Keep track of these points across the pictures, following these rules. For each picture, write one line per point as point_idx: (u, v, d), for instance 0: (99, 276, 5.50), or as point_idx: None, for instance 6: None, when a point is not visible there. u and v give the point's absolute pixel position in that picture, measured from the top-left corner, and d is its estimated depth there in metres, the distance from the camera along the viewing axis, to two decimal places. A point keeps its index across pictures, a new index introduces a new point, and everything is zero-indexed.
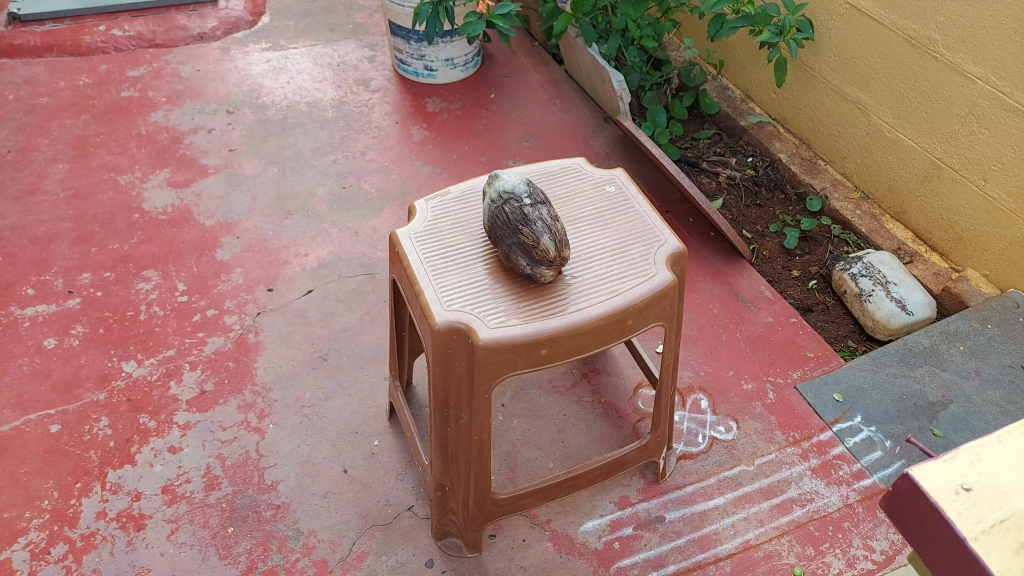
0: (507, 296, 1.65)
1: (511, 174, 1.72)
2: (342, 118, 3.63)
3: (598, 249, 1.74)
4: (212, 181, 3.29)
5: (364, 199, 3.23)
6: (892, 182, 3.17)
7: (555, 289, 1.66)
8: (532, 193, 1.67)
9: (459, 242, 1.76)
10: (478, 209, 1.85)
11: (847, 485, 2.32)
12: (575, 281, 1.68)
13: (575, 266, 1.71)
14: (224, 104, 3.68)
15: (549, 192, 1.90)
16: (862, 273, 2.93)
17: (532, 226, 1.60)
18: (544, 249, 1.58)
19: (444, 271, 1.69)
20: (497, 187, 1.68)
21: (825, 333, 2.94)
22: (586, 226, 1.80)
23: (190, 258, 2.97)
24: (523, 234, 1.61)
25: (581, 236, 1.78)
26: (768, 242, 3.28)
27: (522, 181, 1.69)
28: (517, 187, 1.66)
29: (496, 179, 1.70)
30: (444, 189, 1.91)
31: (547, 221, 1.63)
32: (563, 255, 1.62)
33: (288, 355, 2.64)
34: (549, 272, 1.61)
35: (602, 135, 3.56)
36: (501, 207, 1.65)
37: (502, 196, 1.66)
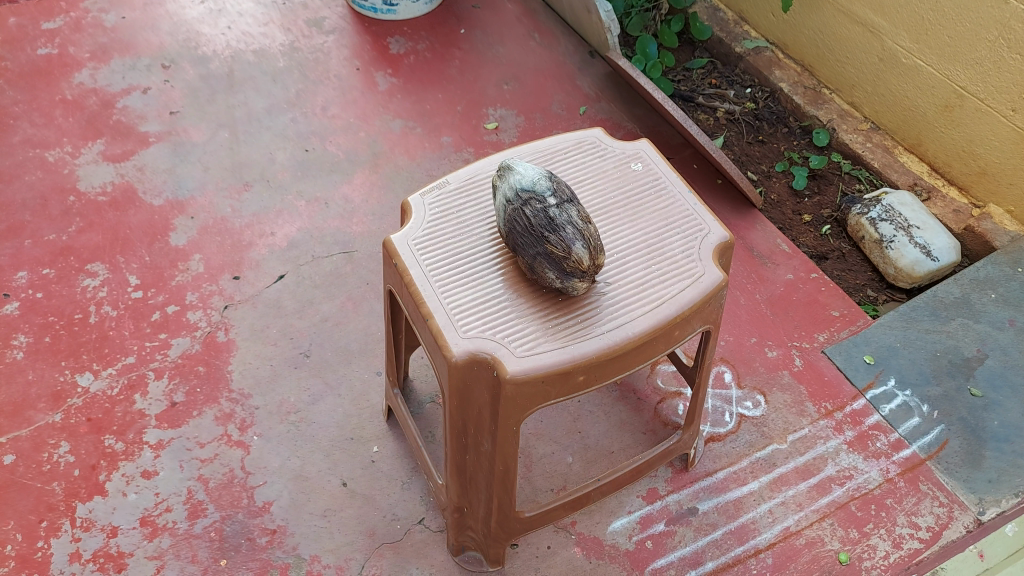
0: (533, 311, 1.40)
1: (527, 164, 1.43)
2: (295, 68, 3.22)
3: (632, 248, 1.50)
4: (156, 152, 2.90)
5: (331, 162, 2.89)
6: (909, 112, 2.93)
7: (587, 302, 1.42)
8: (556, 189, 1.39)
9: (468, 247, 1.49)
10: (485, 202, 1.57)
11: (887, 458, 2.18)
12: (609, 290, 1.44)
13: (607, 269, 1.47)
14: (159, 58, 3.23)
15: (567, 175, 1.63)
16: (881, 217, 2.72)
17: (561, 233, 1.34)
18: (578, 259, 1.32)
19: (457, 284, 1.43)
20: (513, 184, 1.39)
21: (842, 282, 2.75)
22: (615, 214, 1.55)
23: (140, 245, 2.63)
24: (550, 241, 1.34)
25: (610, 230, 1.53)
26: (775, 183, 3.03)
27: (543, 174, 1.41)
28: (538, 184, 1.38)
29: (510, 172, 1.41)
30: (441, 179, 1.62)
31: (577, 224, 1.36)
32: (598, 262, 1.36)
33: (265, 355, 2.36)
34: (583, 284, 1.36)
35: (589, 73, 3.23)
36: (521, 210, 1.37)
37: (520, 196, 1.38)
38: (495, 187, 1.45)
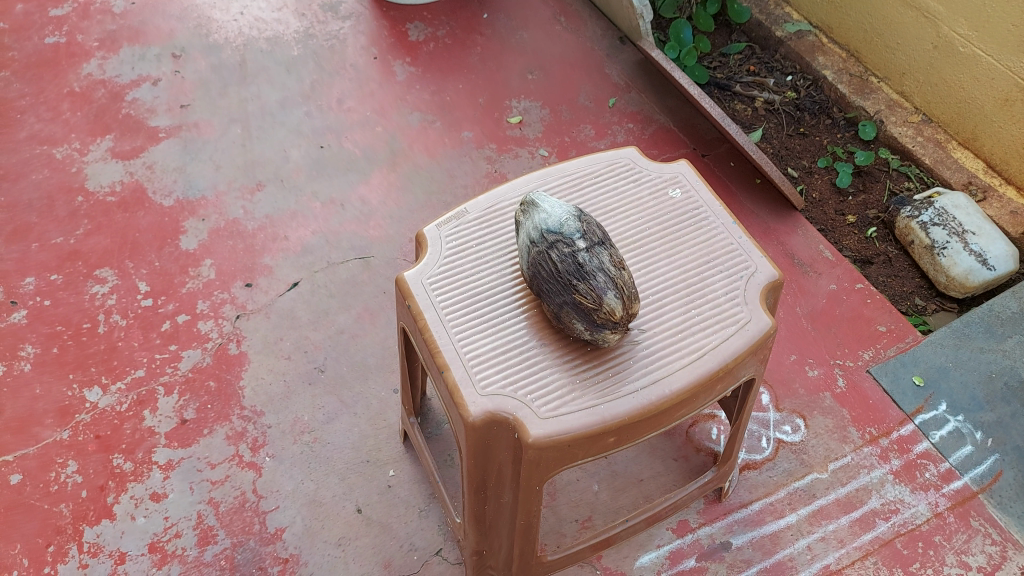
0: (559, 363, 1.28)
1: (553, 199, 1.30)
2: (310, 58, 3.08)
3: (670, 289, 1.36)
4: (166, 149, 2.79)
5: (348, 160, 2.77)
6: (964, 105, 2.72)
7: (620, 354, 1.29)
8: (586, 230, 1.26)
9: (488, 287, 1.37)
10: (506, 234, 1.44)
11: (936, 490, 2.03)
12: (646, 339, 1.31)
13: (641, 313, 1.33)
14: (169, 47, 3.10)
15: (598, 202, 1.49)
16: (933, 221, 2.53)
17: (591, 281, 1.21)
18: (609, 310, 1.20)
19: (475, 332, 1.31)
20: (537, 223, 1.26)
21: (888, 290, 2.58)
22: (650, 249, 1.42)
23: (150, 249, 2.53)
24: (579, 289, 1.21)
25: (646, 268, 1.39)
26: (817, 180, 2.83)
27: (571, 211, 1.27)
28: (565, 224, 1.25)
29: (534, 209, 1.28)
30: (459, 207, 1.50)
31: (609, 271, 1.23)
32: (631, 311, 1.23)
33: (277, 369, 2.26)
34: (615, 336, 1.23)
35: (619, 61, 3.05)
36: (546, 254, 1.24)
37: (546, 237, 1.25)
38: (517, 223, 1.32)
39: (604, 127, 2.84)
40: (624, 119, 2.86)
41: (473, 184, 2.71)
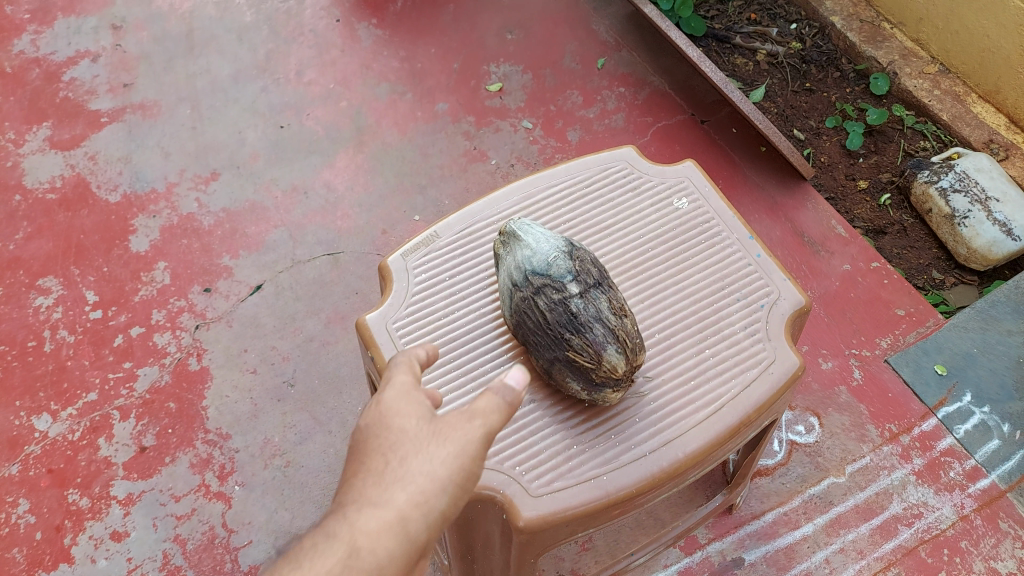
0: (557, 426, 1.21)
1: (540, 231, 1.26)
2: (264, 23, 2.78)
3: (677, 332, 1.30)
4: (109, 136, 2.52)
5: (310, 141, 2.52)
6: (988, 54, 2.48)
7: (625, 413, 1.21)
8: (576, 271, 1.22)
9: (458, 328, 1.34)
10: (478, 263, 1.42)
11: (962, 490, 1.86)
12: (657, 394, 1.23)
13: (650, 360, 1.26)
14: (107, 17, 2.79)
15: (595, 219, 1.47)
16: (954, 188, 2.32)
17: (587, 334, 1.18)
18: (610, 366, 1.16)
19: (454, 385, 1.26)
20: (523, 262, 1.23)
21: (902, 263, 2.38)
22: (650, 283, 1.36)
23: (96, 253, 2.30)
24: (576, 346, 1.17)
25: (651, 306, 1.33)
26: (825, 142, 2.60)
27: (560, 248, 1.24)
28: (555, 265, 1.22)
29: (521, 245, 1.24)
30: (427, 234, 1.46)
31: (605, 320, 1.19)
32: (632, 365, 1.19)
33: (243, 386, 2.08)
34: (616, 393, 1.18)
35: (606, 14, 2.77)
36: (534, 298, 1.21)
37: (533, 280, 1.22)
38: (497, 256, 1.29)
39: (592, 93, 2.59)
40: (614, 83, 2.61)
41: (450, 164, 2.46)
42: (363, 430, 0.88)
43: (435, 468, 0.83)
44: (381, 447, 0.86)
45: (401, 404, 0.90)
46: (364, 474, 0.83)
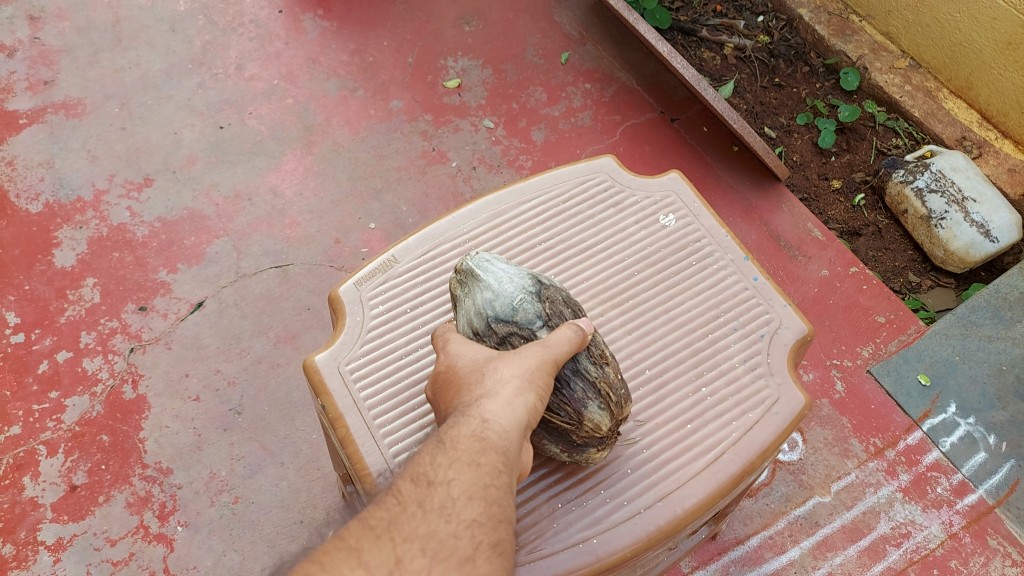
0: (544, 487, 1.23)
1: (502, 270, 1.25)
2: (199, 12, 2.56)
3: (672, 376, 1.34)
4: (29, 138, 2.29)
5: (253, 142, 2.32)
6: (960, 48, 2.41)
7: (613, 471, 1.24)
8: (544, 314, 1.22)
9: (413, 369, 1.34)
10: (436, 294, 1.43)
11: (949, 506, 1.80)
12: (651, 445, 1.27)
13: (644, 406, 1.31)
14: (23, 5, 2.54)
15: (578, 240, 1.51)
16: (930, 188, 2.25)
17: (568, 391, 1.17)
18: (593, 425, 1.17)
19: (409, 431, 1.26)
20: (484, 307, 1.22)
21: (878, 266, 2.32)
22: (642, 318, 1.41)
23: (16, 269, 2.07)
24: (554, 405, 1.17)
25: (645, 349, 1.37)
26: (797, 140, 2.52)
27: (525, 290, 1.23)
28: (521, 311, 1.21)
29: (484, 288, 1.23)
30: (383, 263, 1.46)
31: (586, 373, 1.18)
32: (615, 421, 1.20)
33: (186, 415, 1.90)
34: (600, 452, 1.21)
35: (569, 5, 2.63)
36: (499, 345, 1.21)
37: (497, 327, 1.21)
38: (457, 293, 1.28)
39: (556, 89, 2.45)
40: (579, 78, 2.47)
41: (407, 166, 2.30)
42: (449, 366, 1.10)
43: (524, 362, 1.06)
44: (473, 366, 1.08)
45: (469, 346, 1.13)
46: (468, 386, 1.05)
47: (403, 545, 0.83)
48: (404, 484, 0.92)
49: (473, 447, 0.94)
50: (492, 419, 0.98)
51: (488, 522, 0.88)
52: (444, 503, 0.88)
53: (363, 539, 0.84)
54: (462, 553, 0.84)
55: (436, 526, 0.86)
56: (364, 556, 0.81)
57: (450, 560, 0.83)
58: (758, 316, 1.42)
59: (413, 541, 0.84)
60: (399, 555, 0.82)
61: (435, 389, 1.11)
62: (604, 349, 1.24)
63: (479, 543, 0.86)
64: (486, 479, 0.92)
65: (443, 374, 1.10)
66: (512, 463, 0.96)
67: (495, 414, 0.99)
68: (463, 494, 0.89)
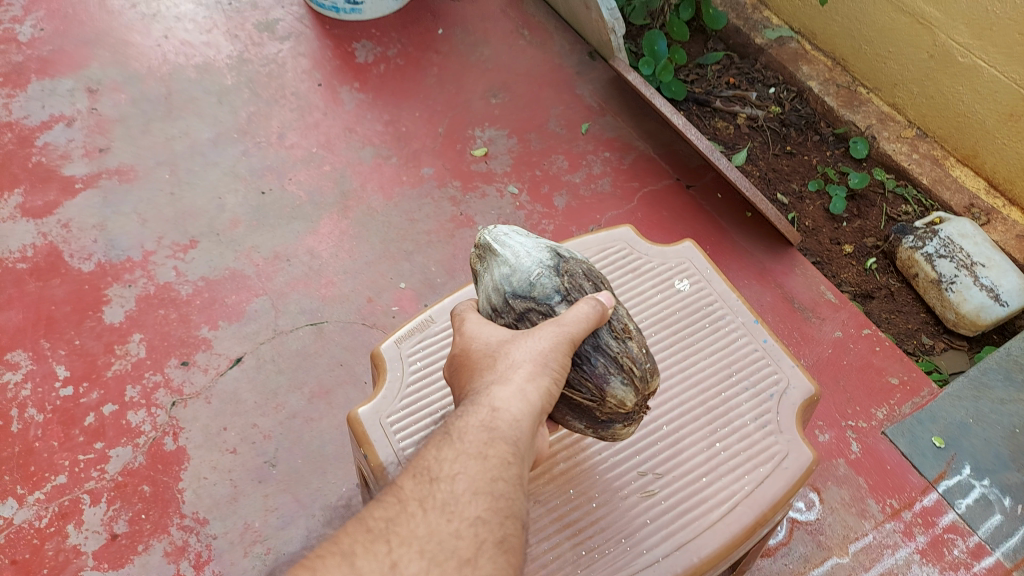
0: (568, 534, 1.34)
1: (522, 249, 1.38)
2: (245, 85, 2.75)
3: (686, 432, 1.45)
4: (84, 202, 2.44)
5: (293, 206, 2.46)
6: (965, 119, 2.52)
7: (632, 521, 1.35)
8: (562, 287, 1.36)
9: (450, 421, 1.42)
10: None
11: (967, 568, 1.82)
12: (668, 497, 1.37)
13: (661, 460, 1.42)
14: (83, 79, 2.75)
15: None
16: (939, 253, 2.33)
17: (593, 367, 1.30)
18: (618, 398, 1.31)
19: None
20: (507, 283, 1.36)
21: (892, 328, 2.39)
22: (659, 377, 1.53)
23: (67, 325, 2.20)
24: (583, 382, 1.31)
25: (662, 407, 1.49)
26: (809, 206, 2.62)
27: (543, 266, 1.37)
28: (540, 285, 1.35)
29: (506, 266, 1.37)
30: (421, 322, 1.57)
31: (607, 347, 1.31)
32: (641, 393, 1.33)
33: (222, 467, 1.98)
34: (628, 424, 1.37)
35: (590, 78, 2.79)
36: (520, 318, 1.36)
37: (519, 301, 1.35)
38: (482, 271, 1.41)
39: (578, 157, 2.58)
40: (599, 147, 2.61)
41: (437, 229, 2.42)
42: (465, 350, 1.24)
43: (534, 348, 1.19)
44: (487, 350, 1.23)
45: (484, 331, 1.27)
46: (481, 371, 1.19)
47: (399, 549, 0.93)
48: (407, 481, 1.02)
49: (481, 439, 1.06)
50: (501, 406, 1.11)
51: (492, 517, 0.99)
52: (447, 500, 0.99)
53: (359, 545, 0.93)
54: (463, 553, 0.94)
55: (437, 525, 0.96)
56: (358, 562, 0.91)
57: (449, 562, 0.92)
58: (768, 376, 1.52)
59: (411, 545, 0.94)
60: (395, 559, 0.92)
61: (454, 370, 1.26)
62: (626, 322, 1.36)
63: (482, 542, 0.96)
64: (494, 472, 1.03)
65: (460, 357, 1.24)
66: (519, 450, 1.08)
67: (505, 402, 1.12)
68: (469, 490, 1.00)
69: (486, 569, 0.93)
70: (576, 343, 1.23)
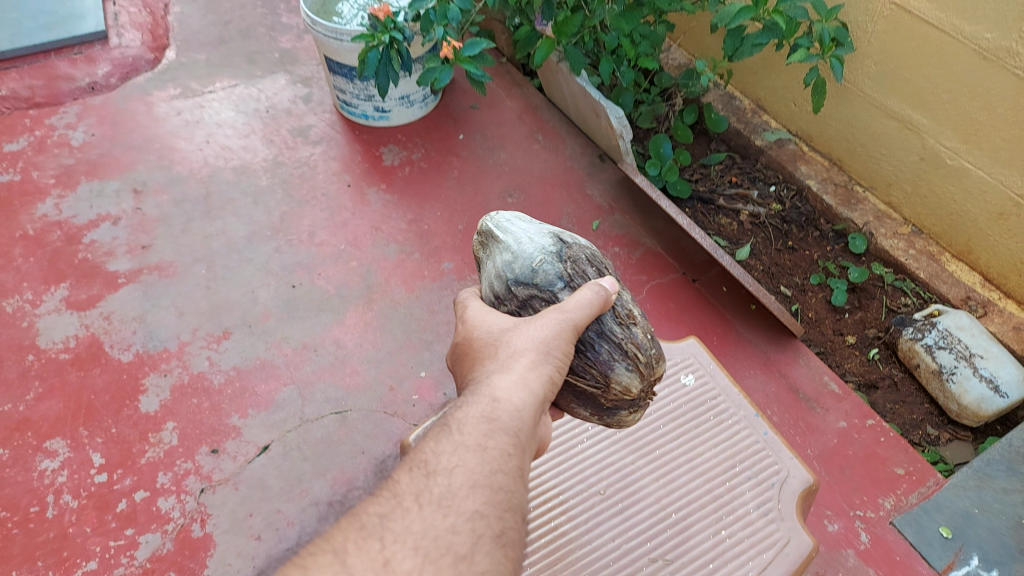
0: None
1: (526, 240, 1.61)
2: (279, 186, 2.96)
3: (694, 514, 1.76)
4: (125, 296, 2.61)
5: (321, 299, 2.61)
6: (956, 217, 2.65)
7: None
8: (563, 273, 1.59)
9: None
10: None
11: None
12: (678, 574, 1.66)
13: (674, 540, 1.72)
14: (129, 181, 2.97)
15: None
16: (938, 344, 2.42)
17: (600, 356, 1.56)
18: (623, 381, 1.57)
19: None
20: (514, 270, 1.59)
21: (897, 418, 2.46)
22: (672, 467, 1.86)
23: (105, 413, 2.32)
24: (592, 367, 1.57)
25: (673, 492, 1.81)
26: (812, 299, 2.74)
27: (545, 254, 1.60)
28: (543, 272, 1.58)
29: (512, 256, 1.60)
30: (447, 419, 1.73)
31: (611, 335, 1.57)
32: (645, 377, 1.59)
33: (247, 553, 2.05)
34: (633, 408, 1.66)
35: (600, 179, 2.98)
36: (524, 303, 1.59)
37: (524, 285, 1.58)
38: (492, 260, 1.64)
39: None
40: (609, 243, 2.76)
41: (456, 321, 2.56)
42: (476, 340, 1.51)
43: (537, 339, 1.44)
44: (491, 342, 1.49)
45: (487, 322, 1.53)
46: (488, 361, 1.46)
47: (393, 546, 1.18)
48: (409, 478, 1.29)
49: (482, 432, 1.33)
50: (502, 397, 1.38)
51: (490, 510, 1.26)
52: (443, 498, 1.25)
53: (351, 543, 1.18)
54: (459, 546, 1.20)
55: (433, 523, 1.22)
56: (348, 560, 1.16)
57: (444, 559, 1.18)
58: (769, 468, 1.83)
59: (405, 542, 1.19)
60: (388, 554, 1.17)
61: (465, 351, 1.53)
62: (629, 309, 1.61)
63: (475, 538, 1.22)
64: (495, 464, 1.30)
65: (470, 344, 1.52)
66: (516, 435, 1.35)
67: (505, 395, 1.38)
68: (468, 484, 1.27)
69: (478, 561, 1.20)
70: (579, 328, 1.46)
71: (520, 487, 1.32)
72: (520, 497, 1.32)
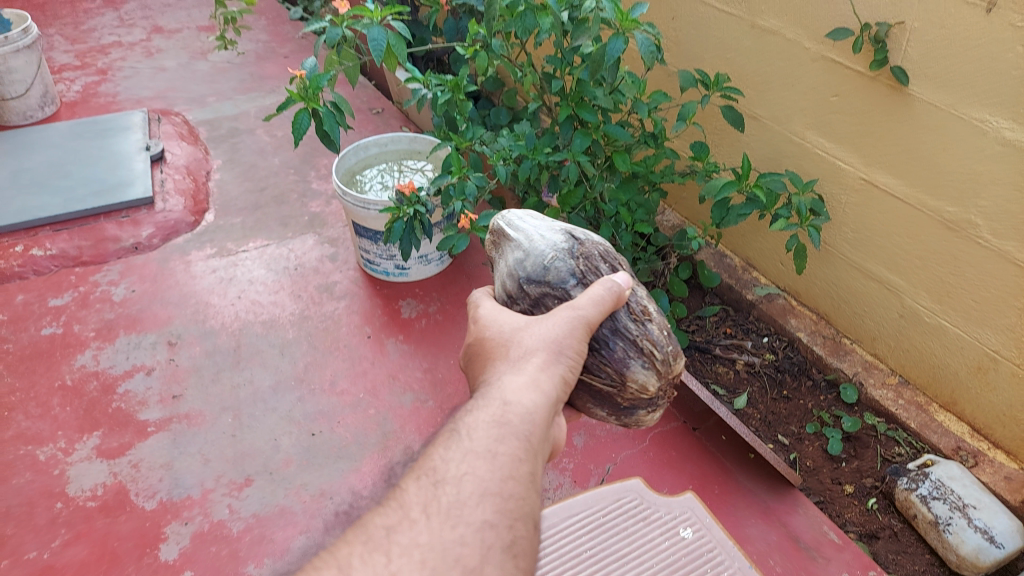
0: None
1: (537, 243, 1.88)
2: (304, 338, 3.18)
3: None
4: (154, 444, 2.75)
5: (338, 447, 2.75)
6: (939, 370, 2.81)
7: None
8: (574, 271, 1.84)
9: None
10: None
11: None
12: None
13: None
14: (164, 334, 3.20)
15: (620, 548, 2.17)
16: (932, 495, 2.51)
17: (615, 352, 1.80)
18: (636, 376, 1.81)
19: None
20: (528, 271, 1.85)
21: (899, 570, 2.52)
22: None
23: (128, 560, 2.40)
24: (608, 362, 1.81)
25: None
26: (808, 447, 2.87)
27: (556, 254, 1.85)
28: (555, 269, 1.83)
29: (526, 258, 1.86)
30: None
31: (626, 333, 1.81)
32: (656, 372, 1.82)
33: None
34: (647, 408, 1.89)
35: None
36: (538, 301, 1.85)
37: (538, 284, 1.84)
38: (509, 261, 1.91)
39: None
40: None
41: None
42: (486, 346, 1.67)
43: (546, 341, 1.61)
44: (502, 345, 1.65)
45: (495, 328, 1.71)
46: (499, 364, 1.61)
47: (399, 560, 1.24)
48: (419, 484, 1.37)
49: (493, 435, 1.43)
50: (512, 399, 1.50)
51: (499, 518, 1.33)
52: (453, 509, 1.33)
53: (357, 556, 1.24)
54: (469, 562, 1.26)
55: (444, 533, 1.29)
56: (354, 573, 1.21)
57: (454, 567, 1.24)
58: None
59: (413, 553, 1.25)
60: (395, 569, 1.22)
61: (478, 354, 1.68)
62: (644, 308, 1.86)
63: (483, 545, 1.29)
64: (508, 471, 1.39)
65: (481, 349, 1.68)
66: (525, 434, 1.46)
67: (515, 396, 1.51)
68: (479, 492, 1.35)
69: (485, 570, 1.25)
70: (589, 324, 1.66)
71: (530, 492, 1.40)
72: (531, 506, 1.40)
